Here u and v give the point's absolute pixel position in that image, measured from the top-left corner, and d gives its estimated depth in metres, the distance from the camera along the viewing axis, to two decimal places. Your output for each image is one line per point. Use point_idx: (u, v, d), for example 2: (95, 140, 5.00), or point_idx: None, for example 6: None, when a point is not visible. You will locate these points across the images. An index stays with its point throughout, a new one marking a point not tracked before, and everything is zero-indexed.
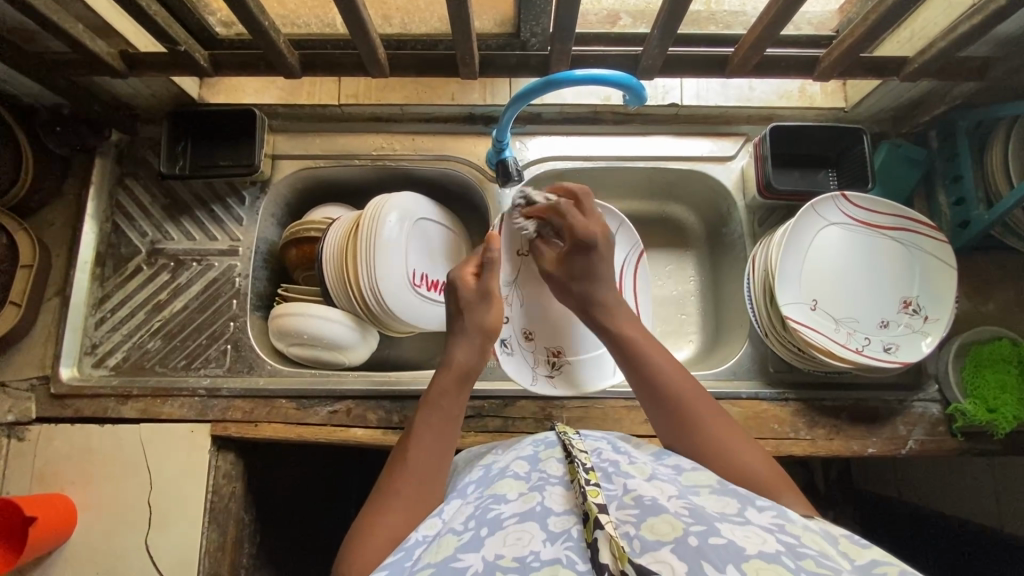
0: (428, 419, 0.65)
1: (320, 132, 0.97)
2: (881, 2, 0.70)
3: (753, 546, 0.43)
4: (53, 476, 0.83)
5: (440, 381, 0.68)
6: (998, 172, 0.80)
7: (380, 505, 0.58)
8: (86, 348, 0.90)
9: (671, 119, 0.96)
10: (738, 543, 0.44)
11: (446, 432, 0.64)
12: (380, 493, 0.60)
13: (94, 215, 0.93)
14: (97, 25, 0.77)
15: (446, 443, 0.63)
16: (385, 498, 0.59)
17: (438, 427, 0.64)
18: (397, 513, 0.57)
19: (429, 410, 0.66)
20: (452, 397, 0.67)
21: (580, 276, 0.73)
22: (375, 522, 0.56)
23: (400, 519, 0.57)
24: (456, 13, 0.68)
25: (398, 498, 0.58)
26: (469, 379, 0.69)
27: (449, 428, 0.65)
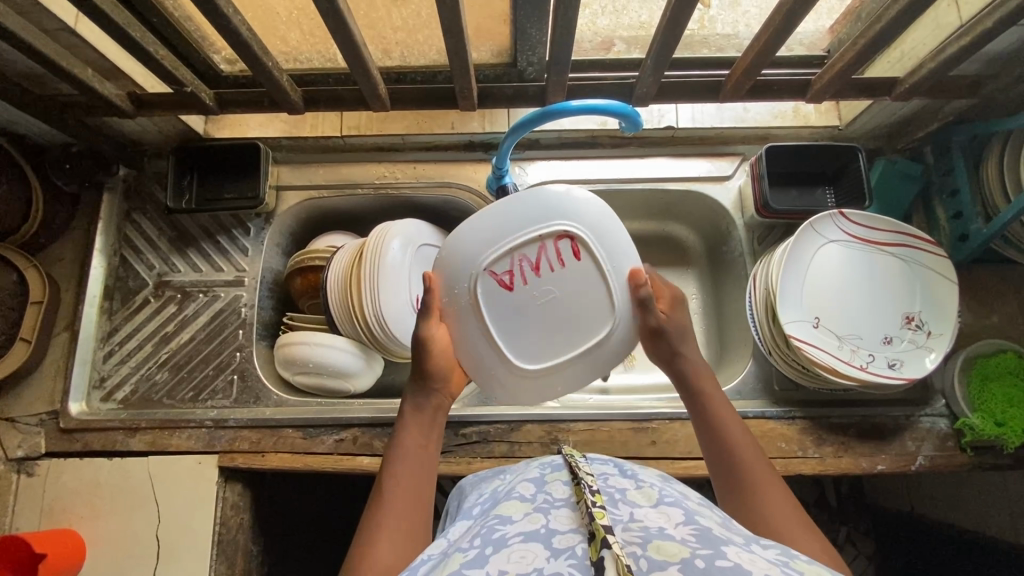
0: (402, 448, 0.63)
1: (323, 163, 0.99)
2: (869, 26, 0.71)
3: (760, 570, 0.43)
4: (62, 510, 0.84)
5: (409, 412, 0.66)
6: (996, 187, 0.81)
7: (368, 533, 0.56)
8: (95, 382, 0.91)
9: (668, 141, 0.98)
10: (744, 566, 0.43)
11: (425, 458, 0.63)
12: (368, 523, 0.57)
13: (102, 250, 0.94)
14: (106, 68, 0.79)
15: (425, 468, 0.62)
16: (369, 534, 0.56)
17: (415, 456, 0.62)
18: (389, 542, 0.55)
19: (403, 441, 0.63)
20: (423, 430, 0.65)
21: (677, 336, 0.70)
22: (363, 557, 0.54)
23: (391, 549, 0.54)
24: (454, 48, 0.70)
25: (389, 527, 0.56)
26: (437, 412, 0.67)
27: (426, 455, 0.63)
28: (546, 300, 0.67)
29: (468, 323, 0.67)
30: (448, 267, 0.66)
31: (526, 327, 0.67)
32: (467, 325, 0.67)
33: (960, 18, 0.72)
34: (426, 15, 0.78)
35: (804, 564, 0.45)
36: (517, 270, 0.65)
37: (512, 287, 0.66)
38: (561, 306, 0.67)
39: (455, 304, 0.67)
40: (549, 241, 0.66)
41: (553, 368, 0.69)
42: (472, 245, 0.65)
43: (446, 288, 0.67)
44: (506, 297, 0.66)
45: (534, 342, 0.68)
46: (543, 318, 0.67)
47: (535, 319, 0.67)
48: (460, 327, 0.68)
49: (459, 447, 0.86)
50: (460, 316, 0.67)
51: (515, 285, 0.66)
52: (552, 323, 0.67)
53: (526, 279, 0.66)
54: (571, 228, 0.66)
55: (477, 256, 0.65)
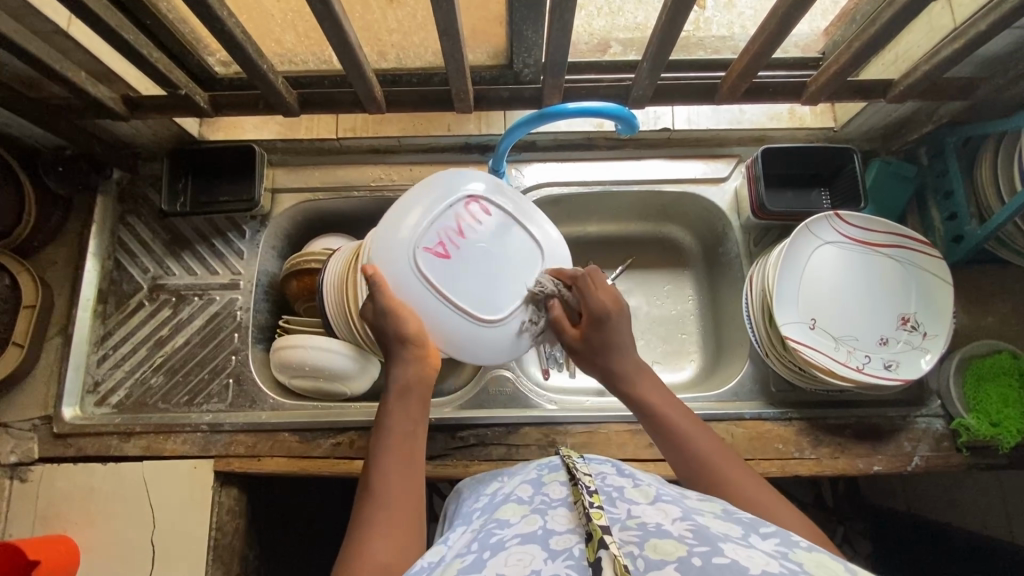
0: (388, 441, 0.64)
1: (318, 165, 0.99)
2: (864, 29, 0.71)
3: (757, 565, 0.43)
4: (55, 516, 0.83)
5: (392, 402, 0.67)
6: (990, 189, 0.81)
7: (364, 530, 0.57)
8: (88, 387, 0.91)
9: (664, 143, 0.98)
10: (741, 562, 0.42)
11: (411, 450, 0.64)
12: (358, 523, 0.58)
13: (96, 253, 0.94)
14: (98, 71, 0.79)
15: (411, 465, 0.63)
16: (362, 531, 0.57)
17: (403, 448, 0.64)
18: (383, 535, 0.57)
19: (390, 434, 0.65)
20: (406, 417, 0.66)
21: (599, 349, 0.72)
22: (357, 554, 0.55)
23: (385, 548, 0.55)
24: (449, 50, 0.70)
25: (378, 524, 0.57)
26: (420, 395, 0.68)
27: (412, 448, 0.65)
28: (500, 222, 0.77)
29: (433, 307, 0.72)
30: (388, 256, 0.71)
31: (471, 280, 0.74)
32: (432, 311, 0.72)
33: (953, 20, 0.72)
34: (422, 18, 0.77)
35: (803, 556, 0.45)
36: (465, 215, 0.75)
37: (445, 253, 0.73)
38: (494, 196, 0.77)
39: (410, 294, 0.71)
40: (461, 203, 0.75)
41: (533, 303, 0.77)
42: (401, 229, 0.72)
43: (390, 265, 0.71)
44: (444, 265, 0.72)
45: (480, 298, 0.74)
46: (494, 234, 0.76)
47: (469, 279, 0.74)
48: (427, 312, 0.72)
49: (457, 450, 0.86)
50: (406, 284, 0.71)
51: (450, 253, 0.73)
52: (504, 245, 0.76)
53: (456, 244, 0.74)
54: (472, 189, 0.76)
55: (409, 232, 0.72)
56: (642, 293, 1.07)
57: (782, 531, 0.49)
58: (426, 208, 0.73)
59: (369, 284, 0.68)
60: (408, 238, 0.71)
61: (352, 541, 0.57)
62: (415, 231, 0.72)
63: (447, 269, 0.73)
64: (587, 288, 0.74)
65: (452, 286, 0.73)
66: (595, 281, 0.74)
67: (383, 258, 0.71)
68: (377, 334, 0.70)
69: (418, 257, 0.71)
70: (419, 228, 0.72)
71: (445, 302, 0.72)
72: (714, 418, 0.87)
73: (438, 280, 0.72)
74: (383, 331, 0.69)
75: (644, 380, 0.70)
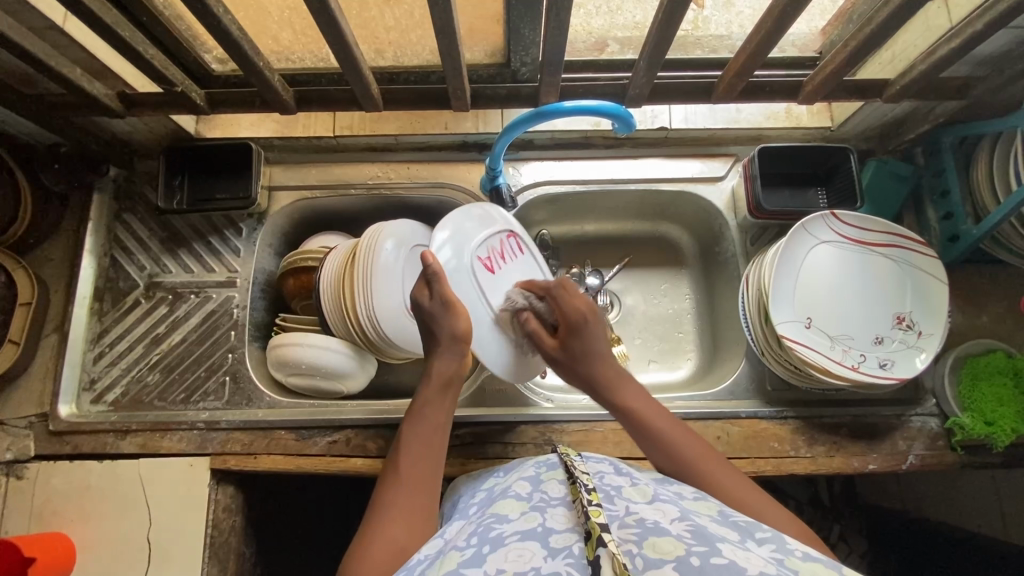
0: (418, 425, 0.65)
1: (315, 163, 0.99)
2: (861, 28, 0.71)
3: (755, 566, 0.43)
4: (51, 514, 0.83)
5: (427, 387, 0.68)
6: (986, 188, 0.82)
7: (384, 511, 0.58)
8: (84, 384, 0.91)
9: (661, 142, 0.98)
10: (740, 563, 0.43)
11: (438, 436, 0.65)
12: (380, 502, 0.59)
13: (92, 250, 0.93)
14: (94, 67, 0.78)
15: (435, 451, 0.63)
16: (383, 510, 0.58)
17: (429, 433, 0.65)
18: (402, 517, 0.57)
19: (420, 418, 0.65)
20: (438, 404, 0.67)
21: (579, 358, 0.72)
22: (377, 533, 0.55)
23: (404, 530, 0.56)
24: (446, 48, 0.70)
25: (401, 505, 0.58)
26: (453, 385, 0.69)
27: (439, 434, 0.65)
28: (527, 264, 0.87)
29: (478, 312, 0.78)
30: (447, 258, 0.77)
31: (508, 297, 0.82)
32: (477, 316, 0.77)
33: (950, 20, 0.72)
34: (419, 16, 0.77)
35: (799, 562, 0.45)
36: (504, 242, 0.84)
37: (491, 269, 0.81)
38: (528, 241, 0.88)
39: (462, 292, 0.77)
40: (504, 234, 0.84)
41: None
42: (459, 235, 0.78)
43: (449, 266, 0.76)
44: (491, 277, 0.80)
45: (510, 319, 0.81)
46: (524, 271, 0.86)
47: (507, 299, 0.82)
48: (472, 312, 0.77)
49: (453, 448, 0.86)
50: (462, 288, 0.77)
51: (495, 270, 0.81)
52: (528, 279, 0.86)
53: (499, 266, 0.82)
54: (513, 227, 0.85)
55: (467, 244, 0.79)
56: (638, 292, 1.07)
57: (777, 537, 0.49)
58: (482, 226, 0.81)
59: (431, 271, 0.71)
60: (468, 247, 0.78)
61: (373, 519, 0.57)
62: (473, 243, 0.79)
63: (492, 285, 0.80)
64: (559, 298, 0.76)
65: (497, 300, 0.80)
66: (568, 291, 0.77)
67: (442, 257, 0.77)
68: (428, 324, 0.71)
69: (476, 266, 0.78)
70: (475, 242, 0.79)
71: (490, 312, 0.78)
72: (710, 416, 0.87)
73: (487, 291, 0.79)
74: (434, 323, 0.70)
75: (625, 385, 0.70)
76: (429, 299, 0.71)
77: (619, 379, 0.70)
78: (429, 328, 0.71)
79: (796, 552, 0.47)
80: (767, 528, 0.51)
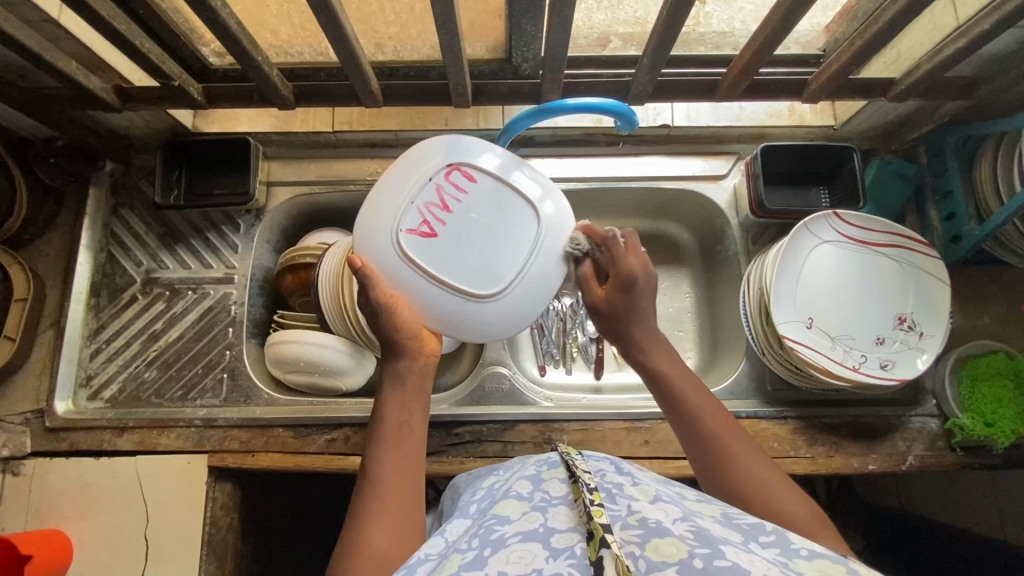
0: (384, 426, 0.64)
1: (313, 158, 0.97)
2: (867, 27, 0.70)
3: (759, 569, 0.42)
4: (48, 511, 0.82)
5: (386, 389, 0.67)
6: (989, 189, 0.81)
7: (362, 515, 0.57)
8: (81, 380, 0.90)
9: (663, 140, 0.97)
10: (743, 566, 0.42)
11: (409, 440, 0.64)
12: (358, 511, 0.58)
13: (88, 245, 0.93)
14: (90, 61, 0.77)
15: (408, 453, 0.62)
16: (362, 520, 0.57)
17: (398, 432, 0.64)
18: (383, 523, 0.57)
19: (387, 423, 0.64)
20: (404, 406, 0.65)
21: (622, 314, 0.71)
22: (357, 544, 0.55)
23: (387, 538, 0.56)
24: (448, 44, 0.69)
25: (379, 512, 0.57)
26: (417, 384, 0.67)
27: (410, 437, 0.64)
28: (487, 187, 0.71)
29: (425, 290, 0.68)
30: (368, 247, 0.68)
31: (465, 253, 0.69)
32: (427, 296, 0.69)
33: (956, 19, 0.71)
34: (420, 10, 0.76)
35: (804, 565, 0.45)
36: (445, 185, 0.70)
37: (427, 231, 0.69)
38: (480, 161, 0.71)
39: (397, 280, 0.68)
40: (439, 173, 0.70)
41: (535, 267, 0.70)
42: (378, 213, 0.69)
43: (371, 258, 0.68)
44: (429, 243, 0.68)
45: (477, 272, 0.69)
46: (485, 201, 0.70)
47: (465, 254, 0.69)
48: (419, 293, 0.69)
49: (452, 447, 0.85)
50: (393, 275, 0.68)
51: (436, 230, 0.69)
52: (501, 210, 0.70)
53: (441, 220, 0.69)
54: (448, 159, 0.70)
55: (386, 220, 0.68)
56: None
57: (780, 539, 0.49)
58: (401, 189, 0.69)
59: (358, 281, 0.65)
60: (383, 227, 0.68)
61: (352, 530, 0.57)
62: (389, 219, 0.68)
63: (434, 250, 0.69)
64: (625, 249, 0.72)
65: (449, 265, 0.69)
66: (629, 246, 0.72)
67: (364, 249, 0.69)
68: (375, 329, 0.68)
69: (400, 243, 0.68)
70: (397, 214, 0.68)
71: (441, 286, 0.68)
72: None
73: (425, 266, 0.68)
74: (377, 324, 0.67)
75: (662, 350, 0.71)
76: (363, 303, 0.67)
77: (657, 342, 0.71)
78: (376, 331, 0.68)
79: (800, 553, 0.47)
80: (769, 529, 0.51)
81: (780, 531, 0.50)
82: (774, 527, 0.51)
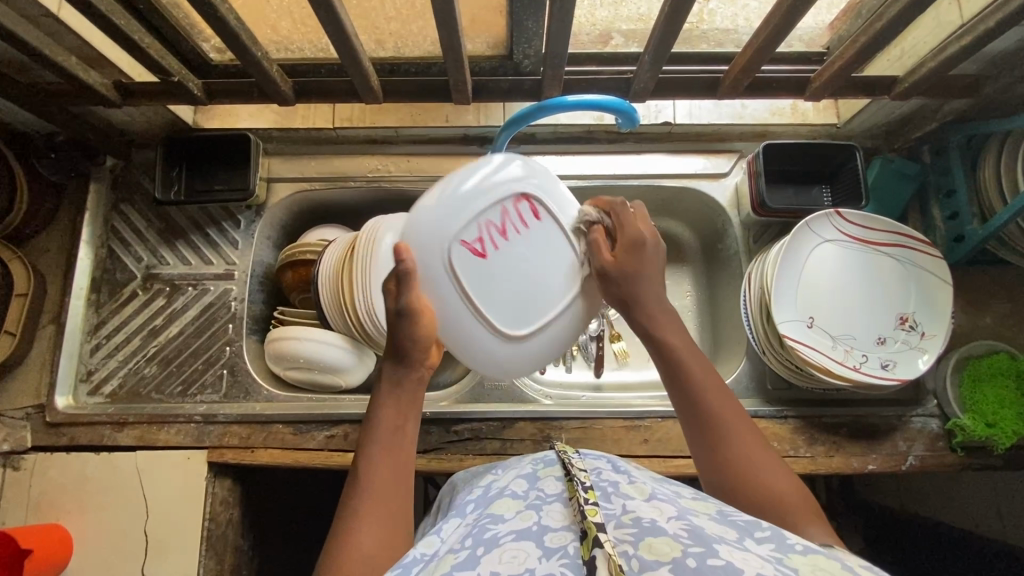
0: (374, 431, 0.62)
1: (313, 155, 0.97)
2: (870, 24, 0.70)
3: (752, 568, 0.42)
4: (49, 506, 0.83)
5: (382, 390, 0.64)
6: (992, 188, 0.80)
7: (347, 522, 0.56)
8: (81, 375, 0.90)
9: (664, 137, 0.97)
10: (737, 564, 0.42)
11: (399, 444, 0.61)
12: (344, 515, 0.57)
13: (89, 241, 0.93)
14: (90, 56, 0.77)
15: (399, 457, 0.60)
16: (348, 523, 0.56)
17: (388, 436, 0.61)
18: (370, 527, 0.55)
19: (377, 426, 0.62)
20: (395, 409, 0.63)
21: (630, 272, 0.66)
22: (342, 548, 0.54)
23: (374, 543, 0.54)
24: (448, 41, 0.69)
25: (367, 516, 0.56)
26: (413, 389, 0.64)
27: (400, 441, 0.62)
28: (548, 230, 0.68)
29: (456, 310, 0.66)
30: (417, 246, 0.65)
31: (505, 287, 0.67)
32: (452, 314, 0.66)
33: (961, 17, 0.71)
34: (420, 6, 0.76)
35: (799, 560, 0.45)
36: (511, 212, 0.66)
37: (480, 254, 0.65)
38: (551, 199, 0.68)
39: (434, 290, 0.65)
40: (508, 201, 0.66)
41: (569, 315, 0.69)
42: (436, 213, 0.65)
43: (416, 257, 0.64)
44: (477, 265, 0.65)
45: (512, 309, 0.67)
46: (541, 244, 0.67)
47: (504, 289, 0.67)
48: (448, 310, 0.66)
49: (451, 444, 0.85)
50: (432, 283, 0.65)
51: (487, 254, 0.66)
52: (553, 259, 0.68)
53: (496, 244, 0.66)
54: (525, 187, 0.67)
55: (444, 225, 0.64)
56: None
57: (777, 534, 0.49)
58: (468, 200, 0.65)
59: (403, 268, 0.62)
60: (440, 232, 0.64)
61: (338, 533, 0.56)
62: (449, 224, 0.64)
63: (479, 272, 0.65)
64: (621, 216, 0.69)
65: (487, 294, 0.66)
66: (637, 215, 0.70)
67: (411, 246, 0.65)
68: (389, 332, 0.64)
69: (450, 255, 0.64)
70: (457, 223, 0.64)
71: (471, 310, 0.66)
72: None
73: (464, 285, 0.65)
74: (394, 328, 0.63)
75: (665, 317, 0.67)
76: (394, 302, 0.63)
77: (663, 308, 0.67)
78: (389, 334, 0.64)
79: (796, 548, 0.47)
80: (765, 525, 0.50)
81: (776, 529, 0.50)
82: (770, 526, 0.51)
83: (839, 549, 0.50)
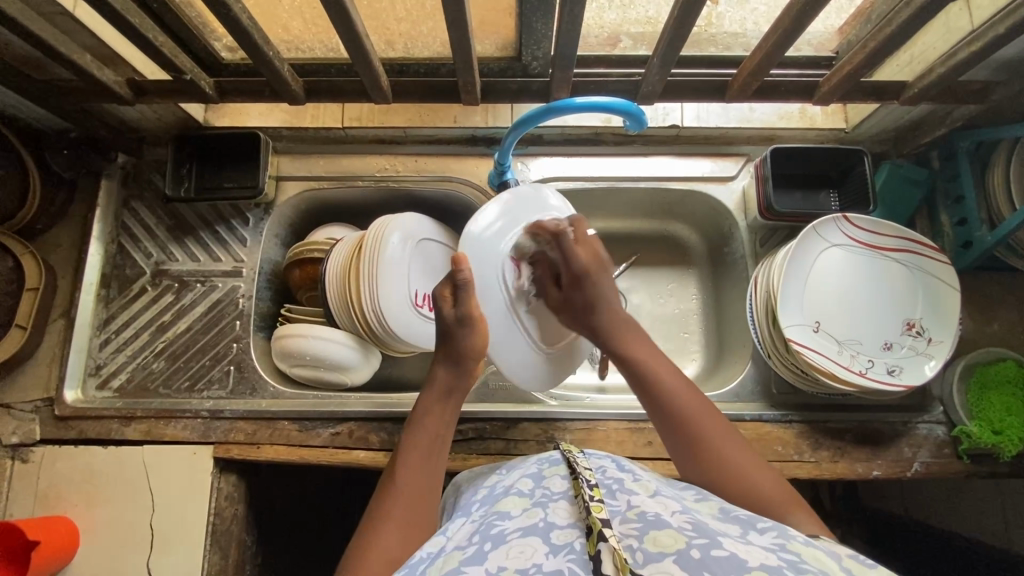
0: (417, 435, 0.65)
1: (322, 154, 0.98)
2: (880, 28, 0.70)
3: (756, 559, 0.42)
4: (55, 498, 0.83)
5: (429, 396, 0.68)
6: (1000, 195, 0.80)
7: (378, 519, 0.58)
8: (90, 369, 0.91)
9: (672, 140, 0.97)
10: (740, 555, 0.42)
11: (436, 451, 0.65)
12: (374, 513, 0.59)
13: (100, 236, 0.94)
14: (103, 53, 0.78)
15: (435, 462, 0.64)
16: (376, 522, 0.58)
17: (428, 441, 0.65)
18: (395, 529, 0.57)
19: (419, 428, 0.66)
20: (438, 415, 0.67)
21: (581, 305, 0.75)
22: (367, 546, 0.56)
23: (396, 542, 0.56)
24: (457, 42, 0.69)
25: (396, 517, 0.58)
26: (456, 397, 0.69)
27: (438, 446, 0.65)
28: None
29: (501, 315, 0.77)
30: (474, 258, 0.75)
31: (538, 299, 0.80)
32: (502, 319, 0.77)
33: (971, 23, 0.70)
34: (431, 6, 0.77)
35: (801, 547, 0.46)
36: None
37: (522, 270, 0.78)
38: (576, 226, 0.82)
39: (487, 298, 0.76)
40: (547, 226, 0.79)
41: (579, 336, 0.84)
42: (491, 229, 0.76)
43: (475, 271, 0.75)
44: (520, 278, 0.77)
45: (542, 319, 0.80)
46: None
47: (536, 300, 0.80)
48: (494, 315, 0.76)
49: (455, 443, 0.86)
50: (485, 291, 0.75)
51: (526, 270, 0.78)
52: None
53: (535, 263, 0.79)
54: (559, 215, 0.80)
55: (498, 243, 0.76)
56: (645, 291, 1.07)
57: (779, 526, 0.49)
58: (516, 223, 0.77)
59: (461, 279, 0.69)
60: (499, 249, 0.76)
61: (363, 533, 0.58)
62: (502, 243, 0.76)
63: (520, 285, 0.78)
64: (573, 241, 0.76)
65: (522, 302, 0.79)
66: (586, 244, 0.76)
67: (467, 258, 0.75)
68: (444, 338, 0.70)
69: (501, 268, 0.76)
70: (506, 244, 0.76)
71: (508, 317, 0.78)
72: None
73: (508, 297, 0.77)
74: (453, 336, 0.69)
75: (634, 340, 0.71)
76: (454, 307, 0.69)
77: (628, 334, 0.72)
78: (446, 339, 0.70)
79: (797, 542, 0.47)
80: (770, 521, 0.51)
81: (778, 524, 0.50)
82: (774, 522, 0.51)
83: (833, 541, 0.51)
